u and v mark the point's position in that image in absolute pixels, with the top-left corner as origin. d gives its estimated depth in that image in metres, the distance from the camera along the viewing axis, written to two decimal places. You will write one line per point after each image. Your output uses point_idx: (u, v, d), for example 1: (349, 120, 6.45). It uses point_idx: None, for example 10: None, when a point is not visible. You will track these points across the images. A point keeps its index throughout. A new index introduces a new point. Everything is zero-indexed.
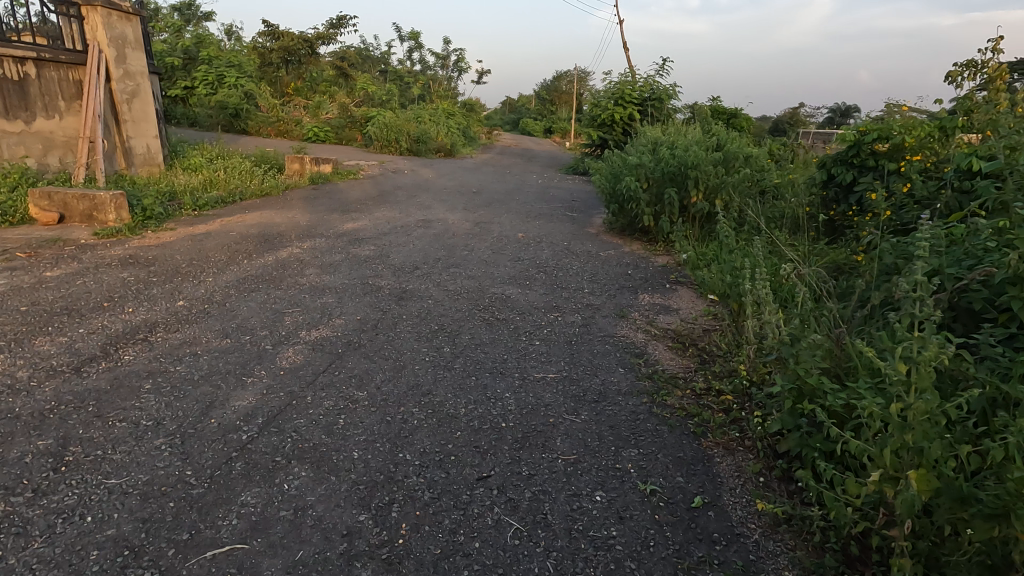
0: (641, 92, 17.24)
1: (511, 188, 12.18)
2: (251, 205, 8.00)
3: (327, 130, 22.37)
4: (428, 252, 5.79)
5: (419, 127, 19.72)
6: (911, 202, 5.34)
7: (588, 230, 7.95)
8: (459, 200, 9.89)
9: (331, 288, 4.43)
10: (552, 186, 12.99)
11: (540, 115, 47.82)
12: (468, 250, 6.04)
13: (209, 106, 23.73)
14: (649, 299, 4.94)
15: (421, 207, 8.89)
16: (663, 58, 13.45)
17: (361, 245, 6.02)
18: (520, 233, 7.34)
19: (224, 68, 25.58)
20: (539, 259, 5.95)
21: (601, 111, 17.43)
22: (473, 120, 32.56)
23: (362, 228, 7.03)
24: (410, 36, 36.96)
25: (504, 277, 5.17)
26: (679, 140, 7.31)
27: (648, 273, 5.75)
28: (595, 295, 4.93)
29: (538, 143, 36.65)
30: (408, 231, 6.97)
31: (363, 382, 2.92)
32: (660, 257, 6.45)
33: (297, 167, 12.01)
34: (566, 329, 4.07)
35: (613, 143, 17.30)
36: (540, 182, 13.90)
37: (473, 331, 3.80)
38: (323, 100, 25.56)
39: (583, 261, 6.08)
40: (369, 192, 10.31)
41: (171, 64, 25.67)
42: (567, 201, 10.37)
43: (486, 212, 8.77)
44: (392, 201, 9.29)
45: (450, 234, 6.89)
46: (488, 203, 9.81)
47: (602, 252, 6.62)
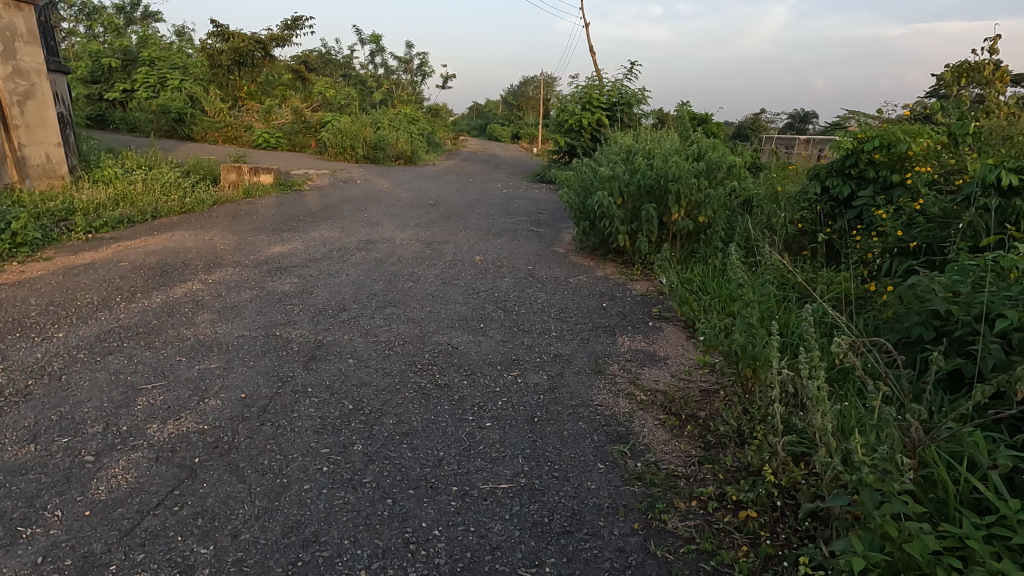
0: (609, 96, 16.55)
1: (473, 199, 11.24)
2: (163, 225, 6.85)
3: (278, 136, 21.05)
4: (364, 285, 4.82)
5: (377, 133, 18.61)
6: (926, 222, 4.61)
7: (555, 248, 7.08)
8: (413, 214, 8.91)
9: (221, 346, 3.41)
10: (517, 196, 12.12)
11: (507, 120, 47.08)
12: (413, 281, 5.10)
13: (149, 110, 22.12)
14: (628, 343, 4.07)
15: (367, 223, 7.89)
16: (633, 61, 12.74)
17: (282, 276, 5.01)
18: (478, 254, 6.42)
19: (168, 70, 23.97)
20: (497, 290, 5.05)
21: (568, 116, 16.67)
22: (437, 125, 31.52)
23: (291, 252, 5.98)
24: (371, 39, 35.77)
25: (452, 317, 4.24)
26: (656, 148, 6.50)
27: (625, 306, 4.91)
28: (563, 339, 4.04)
29: (504, 149, 35.83)
30: (345, 255, 5.98)
31: (214, 526, 1.93)
32: (638, 284, 5.61)
33: (233, 176, 10.94)
34: (527, 398, 3.14)
35: (580, 149, 16.56)
36: (504, 192, 13.01)
37: (403, 408, 2.84)
38: (275, 104, 24.16)
39: (550, 291, 5.18)
40: (312, 205, 9.24)
41: (108, 65, 23.90)
42: (533, 214, 9.49)
43: (441, 229, 7.83)
44: (335, 217, 8.26)
45: (395, 259, 5.93)
46: (445, 217, 8.86)
47: (570, 277, 5.76)
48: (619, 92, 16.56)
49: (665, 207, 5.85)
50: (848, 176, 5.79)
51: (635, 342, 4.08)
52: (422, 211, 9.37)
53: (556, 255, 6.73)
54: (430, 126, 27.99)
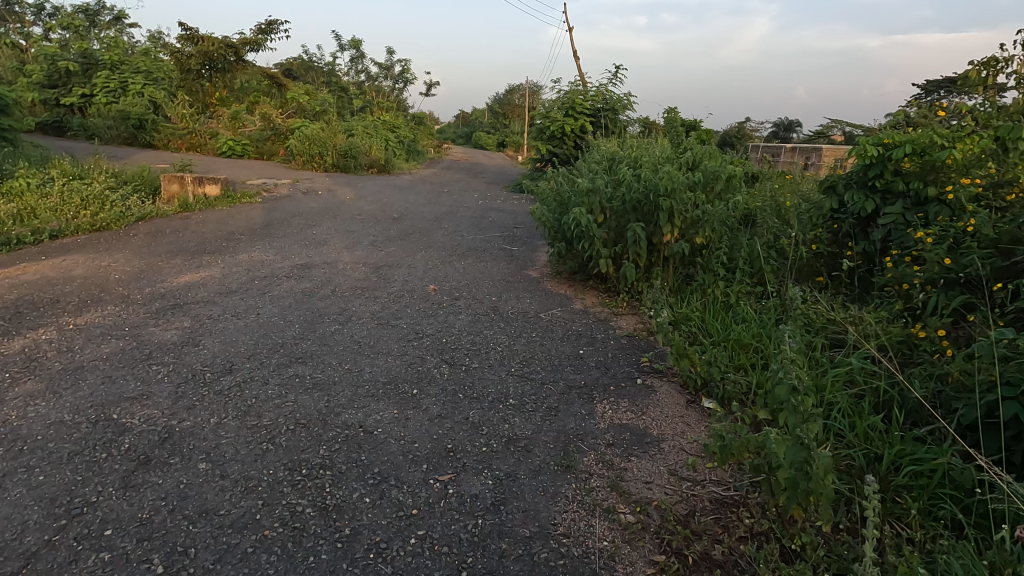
0: (593, 102, 15.68)
1: (443, 212, 10.26)
2: (59, 248, 5.76)
3: (246, 144, 19.97)
4: (274, 329, 3.77)
5: (348, 140, 17.57)
6: (979, 249, 3.66)
7: (527, 272, 6.10)
8: (370, 231, 7.87)
9: (18, 440, 2.36)
10: (493, 209, 11.15)
11: (492, 128, 46.19)
12: (343, 322, 4.04)
13: (109, 116, 20.93)
14: (610, 414, 3.06)
15: (313, 243, 6.84)
16: (618, 63, 11.88)
17: (172, 317, 3.95)
18: (434, 282, 5.39)
19: (131, 74, 22.81)
20: (449, 333, 4.02)
21: (551, 123, 15.79)
22: (419, 133, 30.54)
23: (202, 281, 4.93)
24: (351, 46, 34.82)
25: (378, 379, 3.19)
26: (643, 155, 5.54)
27: (608, 353, 3.91)
28: (523, 410, 3.02)
29: (487, 157, 34.96)
30: (270, 284, 4.92)
31: None
32: (623, 320, 4.64)
33: (175, 188, 9.74)
34: (458, 525, 2.12)
35: (563, 158, 15.67)
36: (480, 204, 12.05)
37: (250, 568, 1.81)
38: (245, 110, 23.04)
39: (514, 333, 4.18)
40: (257, 220, 8.17)
41: (66, 69, 22.63)
42: (507, 230, 8.52)
43: (397, 249, 6.79)
44: (278, 235, 7.20)
45: (330, 289, 4.89)
46: (407, 234, 7.85)
47: (542, 311, 4.76)
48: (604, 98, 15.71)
49: (655, 226, 4.87)
50: (871, 189, 4.84)
51: (618, 413, 3.07)
52: (383, 226, 8.34)
53: (528, 281, 5.72)
54: (411, 133, 27.01)
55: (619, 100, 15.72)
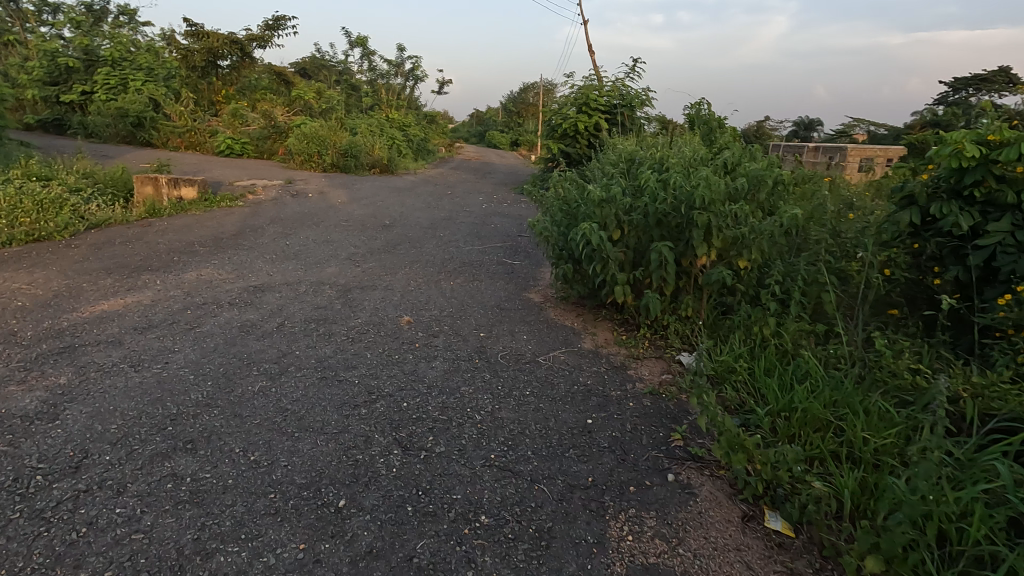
0: (608, 97, 14.64)
1: (442, 217, 9.31)
2: None
3: (246, 142, 19.22)
4: (177, 389, 2.82)
5: (350, 138, 16.71)
6: None
7: (528, 295, 5.11)
8: (353, 241, 6.93)
9: None
10: (497, 214, 10.19)
11: (506, 127, 45.27)
12: (276, 375, 3.08)
13: (109, 114, 20.36)
14: (629, 544, 2.06)
15: (282, 257, 5.91)
16: (636, 55, 10.83)
17: (53, 366, 3.03)
18: (413, 310, 4.42)
19: (132, 71, 22.25)
20: (413, 392, 3.04)
21: (563, 120, 14.78)
22: (430, 131, 29.72)
23: (124, 309, 4.02)
24: (359, 42, 34.05)
25: (293, 479, 2.22)
26: (670, 156, 4.50)
27: (625, 424, 2.91)
28: (499, 539, 2.03)
29: (499, 156, 34.02)
30: (205, 315, 3.99)
31: None
32: (644, 368, 3.63)
33: (149, 190, 8.87)
34: None
35: (576, 157, 14.65)
36: (484, 207, 11.08)
37: None
38: (248, 107, 22.34)
39: (501, 389, 3.19)
40: (228, 228, 7.27)
41: (66, 65, 22.11)
42: (510, 241, 7.54)
43: (378, 265, 5.83)
44: (243, 247, 6.28)
45: (278, 322, 3.94)
46: (394, 245, 6.91)
47: (541, 353, 3.76)
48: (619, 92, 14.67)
49: (686, 246, 3.85)
50: (968, 200, 3.71)
51: (642, 543, 2.07)
52: (370, 235, 7.40)
53: (527, 308, 4.72)
54: (420, 131, 26.15)
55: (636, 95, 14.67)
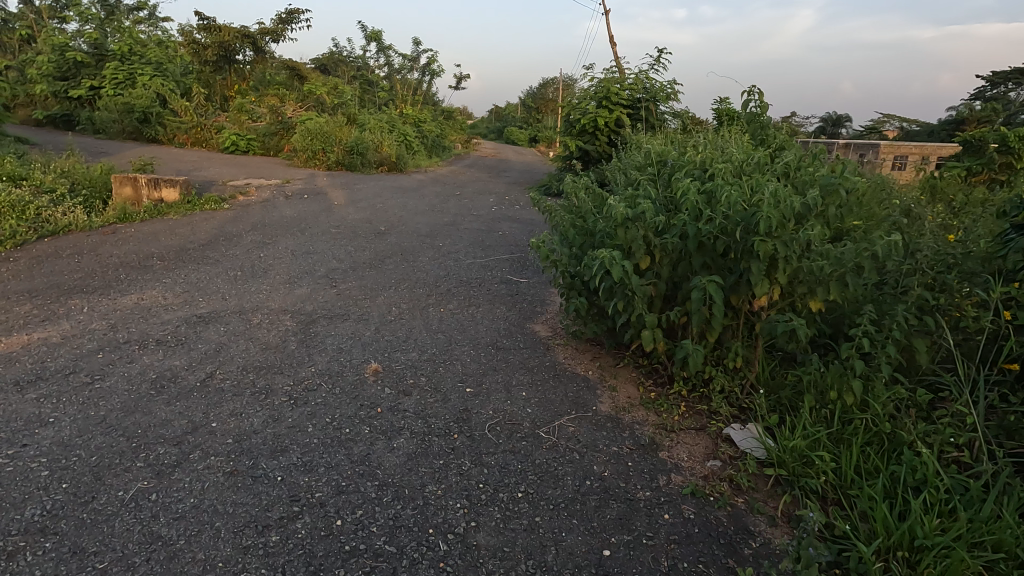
0: (631, 91, 13.66)
1: (446, 222, 8.45)
2: None
3: (252, 138, 18.57)
4: (11, 500, 1.97)
5: (356, 135, 15.93)
6: None
7: (532, 327, 4.20)
8: (337, 253, 6.07)
9: None
10: (508, 218, 9.29)
11: (524, 123, 44.28)
12: (167, 468, 2.21)
13: (116, 110, 19.90)
14: None
15: (249, 274, 5.07)
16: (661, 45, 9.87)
17: None
18: (386, 353, 3.52)
19: (140, 65, 21.83)
20: (356, 499, 2.15)
21: (581, 115, 13.83)
22: (445, 126, 28.96)
23: (22, 351, 3.21)
24: (374, 36, 33.38)
25: None
26: (716, 159, 3.53)
27: (658, 560, 1.99)
28: None
29: (516, 152, 33.15)
30: (117, 361, 3.15)
31: None
32: (681, 449, 2.70)
33: (127, 191, 8.17)
34: None
35: (595, 154, 13.69)
36: (494, 210, 10.18)
37: None
38: (257, 103, 21.72)
39: (483, 490, 2.29)
40: (200, 236, 6.47)
41: (74, 59, 21.73)
42: (518, 253, 6.63)
43: (358, 285, 4.94)
44: (208, 261, 5.46)
45: (207, 372, 3.07)
46: (384, 257, 6.04)
47: (543, 423, 2.84)
48: (643, 86, 13.65)
49: (738, 281, 2.89)
50: None
51: None
52: (359, 245, 6.53)
53: (530, 349, 3.79)
54: (435, 127, 25.33)
55: (661, 89, 13.62)
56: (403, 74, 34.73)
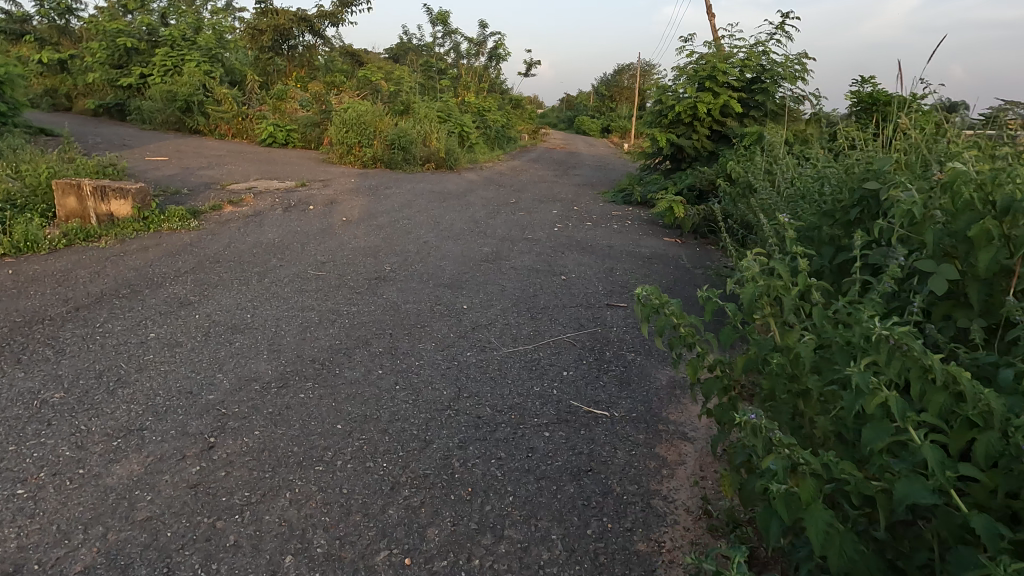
0: (742, 69, 10.53)
1: (485, 255, 5.85)
2: None
3: (293, 129, 16.77)
4: None
5: (400, 126, 13.64)
6: None
7: None
8: (283, 333, 3.59)
9: None
10: (576, 248, 6.56)
11: (596, 111, 40.78)
12: None
13: (161, 98, 18.72)
14: None
15: (77, 399, 2.68)
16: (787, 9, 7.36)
17: None
18: None
19: (191, 50, 20.79)
20: None
21: (673, 101, 10.85)
22: (513, 116, 26.36)
23: None
24: (438, 18, 31.45)
25: None
26: None
27: None
28: None
29: (589, 144, 30.07)
30: None
31: None
32: None
33: (69, 203, 6.08)
34: None
35: (690, 150, 10.65)
36: (558, 231, 7.47)
37: None
38: (304, 89, 19.95)
39: None
40: (97, 286, 4.22)
41: (125, 46, 20.85)
42: (588, 337, 3.95)
43: (259, 443, 2.42)
44: (45, 352, 3.13)
45: None
46: (357, 342, 3.51)
47: None
48: (757, 62, 10.45)
49: None
50: None
51: None
52: (330, 310, 4.04)
53: None
54: (499, 116, 22.78)
55: (782, 66, 10.33)
56: (468, 60, 32.28)
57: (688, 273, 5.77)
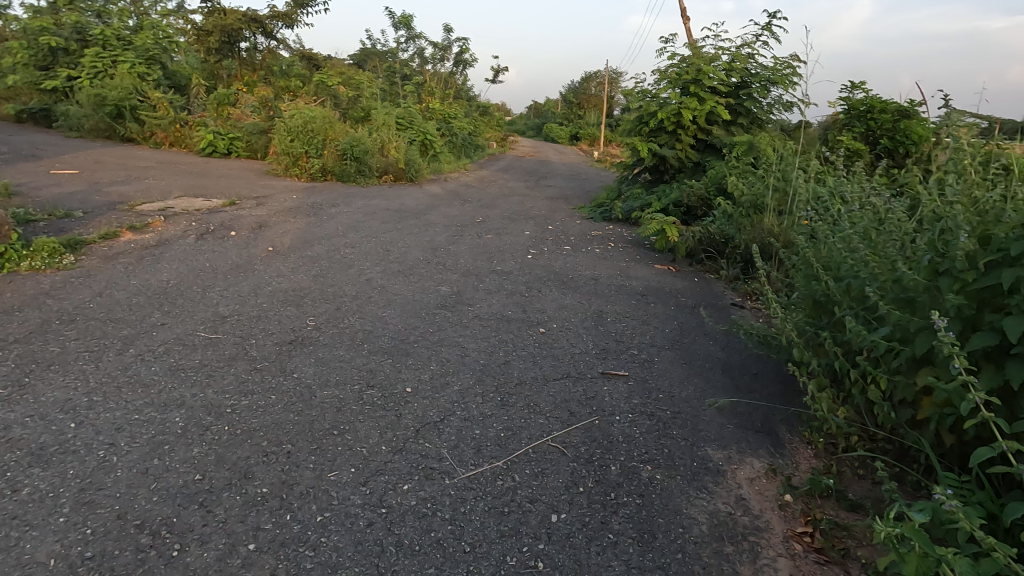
0: (728, 74, 9.62)
1: (441, 299, 4.64)
2: None
3: (236, 137, 15.23)
4: None
5: (353, 134, 12.31)
6: None
7: None
8: (114, 458, 2.32)
9: None
10: (554, 284, 5.41)
11: (565, 119, 39.93)
12: None
13: (88, 103, 16.89)
14: None
15: None
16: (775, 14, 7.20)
17: None
18: None
19: (125, 51, 18.99)
20: None
21: (654, 107, 9.85)
22: (480, 123, 25.18)
23: None
24: (400, 22, 30.17)
25: None
26: None
27: None
28: None
29: (560, 152, 29.05)
30: None
31: None
32: None
33: None
34: None
35: (673, 162, 9.66)
36: (531, 260, 6.31)
37: None
38: (253, 93, 18.39)
39: None
40: None
41: (50, 46, 18.92)
42: (579, 438, 2.80)
43: None
44: None
45: None
46: (226, 474, 2.26)
47: None
48: (743, 66, 9.55)
49: None
50: None
51: None
52: (207, 406, 2.77)
53: None
54: (465, 124, 21.57)
55: (770, 70, 9.46)
56: (432, 65, 31.04)
57: (694, 317, 4.68)
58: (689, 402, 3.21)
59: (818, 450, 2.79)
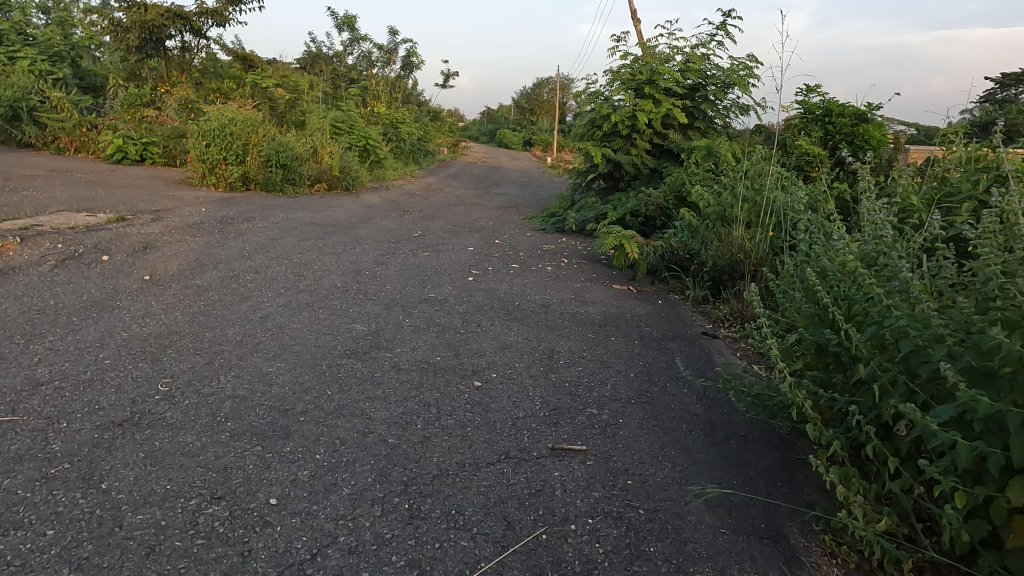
0: (684, 74, 9.01)
1: (351, 343, 3.68)
2: None
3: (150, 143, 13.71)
4: None
5: (280, 138, 11.11)
6: None
7: None
8: None
9: None
10: (496, 314, 4.53)
11: (517, 124, 39.34)
12: None
13: None
14: None
15: None
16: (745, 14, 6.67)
17: None
18: None
19: (26, 47, 17.02)
20: None
21: (607, 109, 9.15)
22: (430, 128, 24.15)
23: None
24: (343, 23, 28.79)
25: None
26: None
27: None
28: None
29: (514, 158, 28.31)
30: None
31: None
32: None
33: None
34: None
35: (628, 168, 8.98)
36: (473, 283, 5.41)
37: None
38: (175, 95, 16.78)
39: None
40: None
41: None
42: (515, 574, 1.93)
43: None
44: None
45: None
46: None
47: None
48: (699, 66, 8.95)
49: None
50: None
51: None
52: None
53: None
54: (412, 129, 20.47)
55: (726, 72, 8.89)
56: (379, 68, 29.79)
57: (662, 355, 3.90)
58: (667, 493, 2.39)
59: (849, 570, 2.01)
